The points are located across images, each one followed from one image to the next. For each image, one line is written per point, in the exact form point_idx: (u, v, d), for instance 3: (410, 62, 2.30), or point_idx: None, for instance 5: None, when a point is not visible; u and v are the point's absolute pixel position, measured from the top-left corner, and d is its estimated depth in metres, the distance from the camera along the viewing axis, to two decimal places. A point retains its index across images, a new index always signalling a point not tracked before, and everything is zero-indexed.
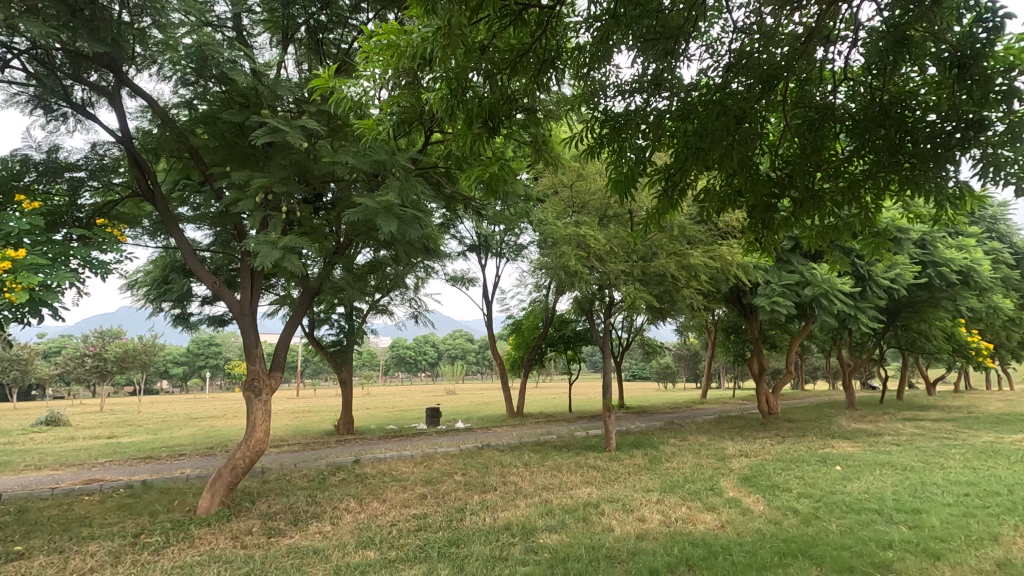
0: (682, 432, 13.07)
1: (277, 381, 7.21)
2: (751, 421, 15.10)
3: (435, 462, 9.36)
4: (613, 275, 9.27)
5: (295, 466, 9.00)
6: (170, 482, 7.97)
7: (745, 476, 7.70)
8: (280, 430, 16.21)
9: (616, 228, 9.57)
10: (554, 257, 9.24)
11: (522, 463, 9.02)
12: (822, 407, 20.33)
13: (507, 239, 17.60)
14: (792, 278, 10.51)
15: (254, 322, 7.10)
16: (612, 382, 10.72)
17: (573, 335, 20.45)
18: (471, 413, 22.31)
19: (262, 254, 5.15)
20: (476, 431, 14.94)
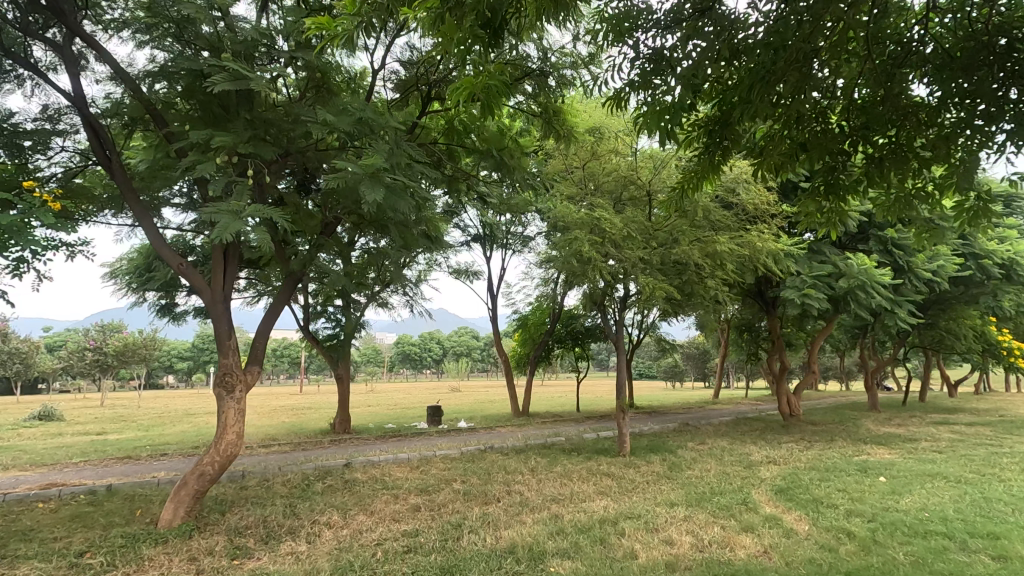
0: (699, 435, 12.20)
1: (254, 377, 6.42)
2: (772, 424, 14.18)
3: (434, 467, 8.55)
4: (630, 263, 8.42)
5: (278, 470, 8.22)
6: (139, 487, 7.21)
7: (780, 488, 6.84)
8: (274, 429, 15.48)
9: (632, 212, 8.73)
10: (565, 243, 8.40)
11: (529, 470, 8.19)
12: (842, 408, 19.40)
13: (513, 229, 16.78)
14: (824, 268, 9.62)
15: (228, 310, 6.31)
16: (625, 381, 9.88)
17: (581, 331, 19.63)
18: (474, 411, 21.53)
19: (221, 224, 4.32)
20: (479, 431, 14.11)
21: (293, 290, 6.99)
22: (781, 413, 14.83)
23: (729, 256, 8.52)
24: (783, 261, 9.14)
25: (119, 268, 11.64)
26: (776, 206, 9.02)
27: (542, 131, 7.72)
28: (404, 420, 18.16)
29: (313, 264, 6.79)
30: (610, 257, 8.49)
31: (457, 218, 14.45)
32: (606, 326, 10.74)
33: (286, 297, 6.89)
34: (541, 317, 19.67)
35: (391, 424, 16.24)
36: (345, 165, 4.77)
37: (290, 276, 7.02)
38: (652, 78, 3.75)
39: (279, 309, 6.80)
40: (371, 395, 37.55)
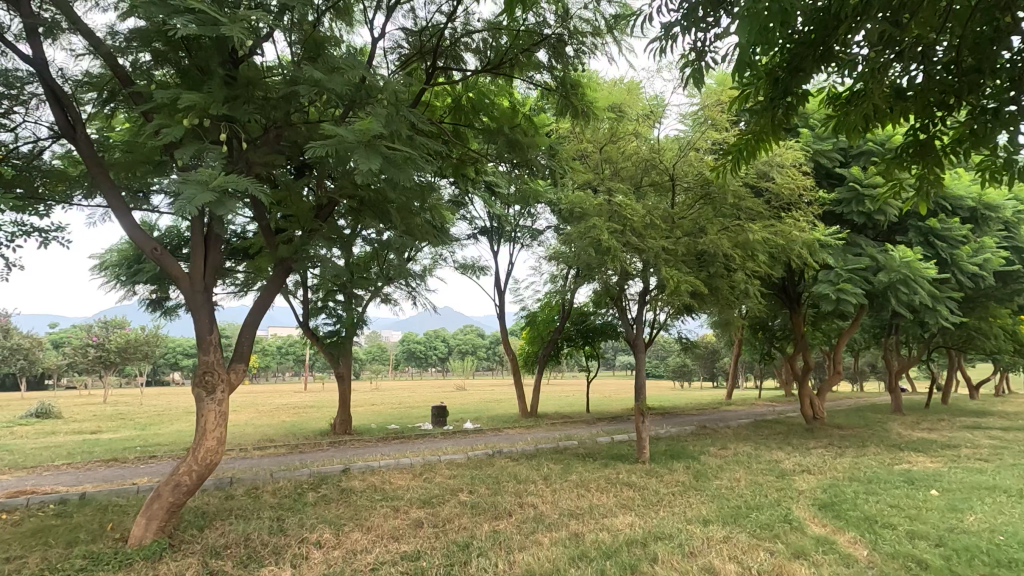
0: (719, 439, 11.50)
1: (239, 377, 5.78)
2: (795, 427, 13.42)
3: (438, 474, 7.88)
4: (654, 254, 7.71)
5: (270, 477, 7.59)
6: (116, 496, 6.60)
7: (824, 502, 6.13)
8: (273, 429, 14.88)
9: (654, 199, 8.05)
10: (582, 230, 7.74)
11: (542, 479, 7.51)
12: (863, 411, 18.61)
13: (522, 220, 16.08)
14: (861, 261, 8.90)
15: (210, 301, 5.65)
16: (645, 382, 9.18)
17: (592, 329, 18.94)
18: (480, 411, 20.84)
19: (183, 196, 3.65)
20: (486, 433, 13.43)
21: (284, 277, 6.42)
22: (804, 416, 14.04)
23: (761, 247, 7.80)
24: (820, 254, 8.40)
25: (109, 261, 11.07)
26: (812, 192, 8.31)
27: (561, 108, 7.07)
28: (408, 420, 17.51)
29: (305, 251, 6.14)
30: (631, 247, 7.80)
31: (465, 209, 13.83)
32: (622, 324, 10.01)
33: (277, 286, 6.32)
34: (550, 314, 19.01)
35: (393, 425, 15.58)
36: (336, 130, 4.14)
37: (280, 264, 6.43)
38: (704, 11, 3.02)
39: (269, 298, 6.21)
40: (375, 394, 36.90)
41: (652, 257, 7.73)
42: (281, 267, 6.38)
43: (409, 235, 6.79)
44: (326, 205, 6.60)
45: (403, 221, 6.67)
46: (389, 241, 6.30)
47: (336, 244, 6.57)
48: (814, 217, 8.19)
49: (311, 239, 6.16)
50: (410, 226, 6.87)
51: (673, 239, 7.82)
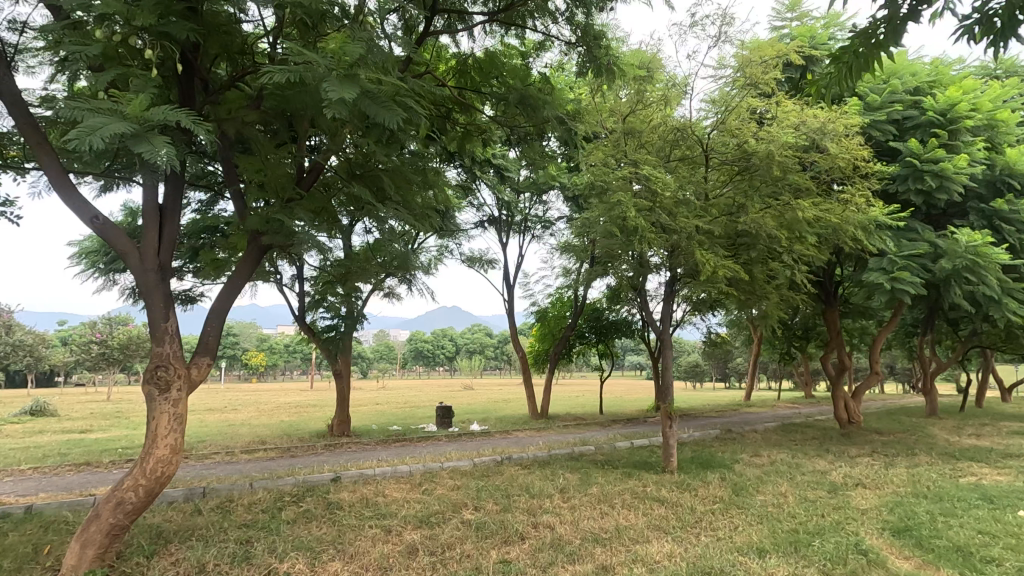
0: (749, 445, 10.49)
1: (202, 373, 4.90)
2: (829, 432, 12.36)
3: (439, 485, 6.94)
4: (687, 237, 6.78)
5: (249, 486, 6.70)
6: (67, 509, 5.72)
7: (896, 527, 5.16)
8: (269, 430, 14.05)
9: (686, 173, 7.11)
10: (606, 207, 6.81)
11: (558, 492, 6.55)
12: (896, 414, 17.48)
13: (533, 208, 15.11)
14: (918, 246, 7.89)
15: (166, 284, 4.72)
16: (672, 381, 8.18)
17: (606, 326, 17.96)
18: (488, 411, 19.83)
19: (88, 121, 2.74)
20: (494, 435, 12.50)
21: (260, 255, 5.42)
22: (838, 420, 12.95)
23: (809, 228, 6.81)
24: (874, 237, 7.42)
25: (85, 247, 10.22)
26: (865, 167, 7.33)
27: (583, 63, 6.14)
28: (412, 420, 16.59)
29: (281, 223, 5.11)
30: (660, 229, 6.87)
31: (472, 195, 12.90)
32: (644, 316, 9.00)
33: (251, 264, 5.36)
34: (562, 310, 18.06)
35: (396, 426, 14.70)
36: (308, 53, 3.31)
37: (253, 240, 5.36)
38: None
39: (242, 277, 5.29)
40: (380, 393, 35.76)
41: (684, 241, 6.80)
42: (256, 244, 5.34)
43: (405, 210, 5.86)
44: (308, 172, 5.61)
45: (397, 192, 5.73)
46: (380, 214, 5.28)
47: (321, 220, 5.63)
48: (870, 194, 7.18)
49: (288, 209, 5.17)
50: (406, 199, 5.97)
51: (709, 220, 6.87)
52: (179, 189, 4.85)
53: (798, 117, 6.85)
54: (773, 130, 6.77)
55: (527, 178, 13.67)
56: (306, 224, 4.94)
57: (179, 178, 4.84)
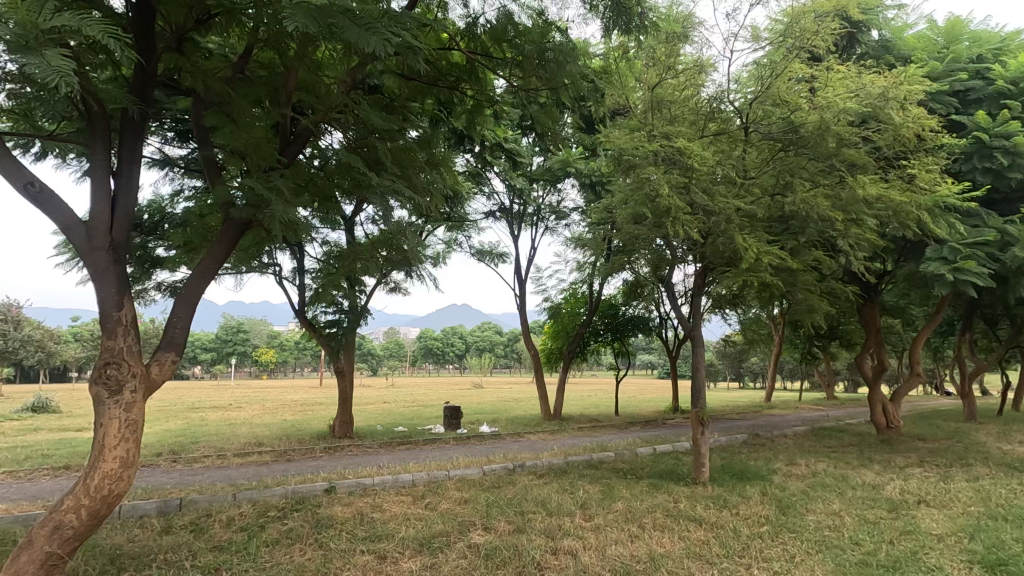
0: (782, 453, 9.62)
1: (164, 372, 4.19)
2: (866, 438, 11.46)
3: (445, 498, 6.16)
4: (726, 218, 5.97)
5: (231, 497, 5.99)
6: (20, 526, 5.03)
7: (989, 562, 4.31)
8: (269, 430, 13.38)
9: (723, 149, 6.31)
10: (633, 184, 6.00)
11: (580, 509, 5.75)
12: (932, 417, 16.45)
13: (545, 197, 14.27)
14: (986, 233, 7.00)
15: (119, 263, 3.99)
16: (704, 384, 7.33)
17: (621, 323, 17.11)
18: (498, 411, 19.03)
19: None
20: (505, 438, 11.72)
21: (236, 235, 4.70)
22: (876, 425, 12.02)
23: (868, 209, 5.96)
24: (935, 220, 6.58)
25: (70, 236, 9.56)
26: (928, 141, 6.49)
27: (610, 16, 5.34)
28: (418, 421, 15.89)
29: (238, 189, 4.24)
30: (695, 209, 6.06)
31: (481, 181, 12.10)
32: (672, 310, 8.13)
33: (226, 245, 4.65)
34: (576, 306, 17.22)
35: (401, 427, 13.98)
36: None
37: (227, 216, 4.63)
38: None
39: (215, 260, 4.59)
40: (389, 390, 35.04)
41: (723, 223, 5.99)
42: (232, 222, 4.63)
43: (404, 179, 5.07)
44: (294, 139, 4.92)
45: (390, 156, 4.95)
46: (372, 179, 4.47)
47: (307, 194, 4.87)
48: (935, 170, 6.32)
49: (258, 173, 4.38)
50: (403, 167, 5.18)
51: (752, 200, 6.06)
52: (136, 154, 4.16)
53: (855, 83, 6.05)
54: (825, 97, 6.00)
55: (540, 165, 12.86)
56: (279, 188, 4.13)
57: (136, 140, 4.15)
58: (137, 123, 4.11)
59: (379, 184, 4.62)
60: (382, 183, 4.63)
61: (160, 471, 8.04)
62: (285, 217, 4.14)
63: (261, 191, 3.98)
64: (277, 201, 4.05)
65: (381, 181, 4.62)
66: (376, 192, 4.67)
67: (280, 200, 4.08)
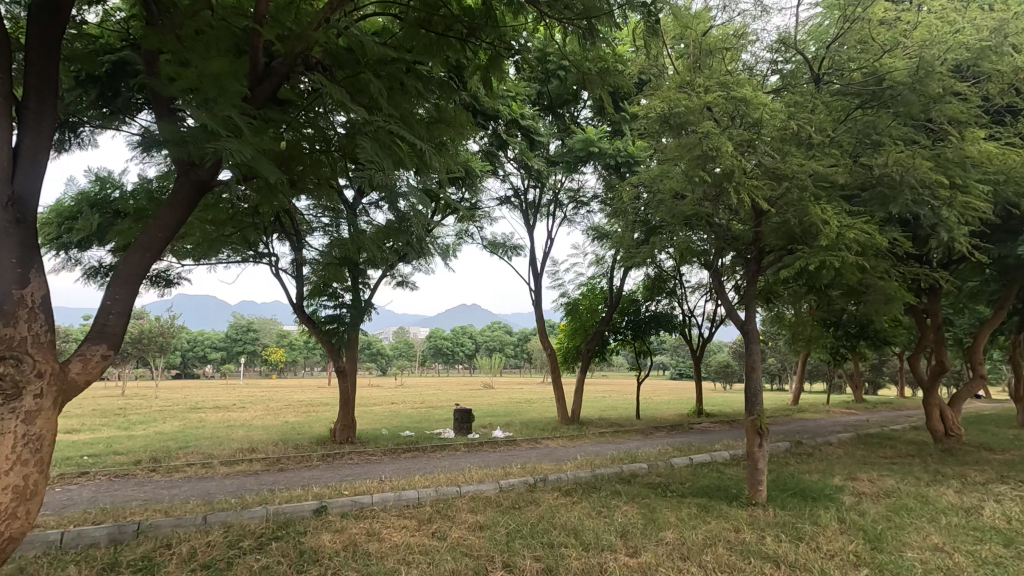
0: (838, 465, 8.48)
1: (91, 370, 3.23)
2: (924, 447, 10.28)
3: (455, 524, 5.14)
4: (799, 185, 4.96)
5: (201, 520, 5.00)
6: None
7: None
8: (266, 434, 12.41)
9: (794, 102, 5.23)
10: (687, 143, 4.95)
11: (621, 541, 4.71)
12: (983, 422, 15.20)
13: (563, 183, 13.19)
14: None
15: (24, 225, 3.00)
16: (760, 386, 6.23)
17: (644, 319, 15.96)
18: (511, 413, 17.97)
19: None
20: (521, 445, 10.68)
21: (194, 199, 3.71)
22: (933, 431, 10.83)
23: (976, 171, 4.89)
24: None
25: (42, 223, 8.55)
26: None
27: None
28: (426, 423, 14.93)
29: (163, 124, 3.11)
30: (763, 174, 5.01)
31: (494, 163, 11.08)
32: (720, 301, 6.99)
33: (180, 211, 3.66)
34: (595, 302, 16.12)
35: (408, 431, 12.94)
36: None
37: (182, 171, 3.64)
38: None
39: (165, 229, 3.59)
40: (396, 390, 33.65)
41: (796, 192, 4.96)
42: (187, 180, 3.63)
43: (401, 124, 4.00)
44: (267, 76, 3.78)
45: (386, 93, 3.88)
46: (360, 112, 3.39)
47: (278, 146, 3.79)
48: None
49: (207, 105, 3.27)
50: (400, 111, 4.12)
51: (832, 162, 5.00)
52: (48, 83, 3.15)
53: (958, 18, 5.15)
54: (930, 33, 5.01)
55: (558, 147, 11.85)
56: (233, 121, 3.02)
57: (47, 66, 3.13)
58: (47, 42, 3.10)
59: (369, 121, 3.54)
60: (375, 119, 3.55)
61: (131, 484, 7.07)
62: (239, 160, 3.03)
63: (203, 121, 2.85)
64: (226, 135, 2.94)
65: (373, 116, 3.55)
66: (366, 133, 3.59)
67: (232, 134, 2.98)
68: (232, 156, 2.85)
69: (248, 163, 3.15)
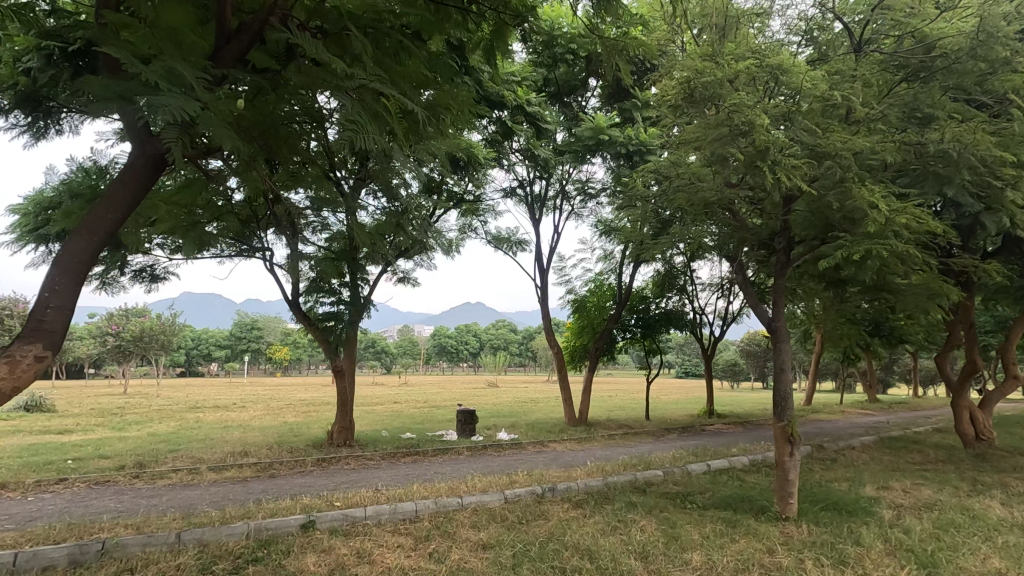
0: (866, 472, 7.93)
1: (24, 375, 2.74)
2: (954, 452, 9.71)
3: (455, 542, 4.64)
4: (843, 164, 4.44)
5: (173, 538, 4.49)
6: None
7: None
8: (261, 436, 11.94)
9: (833, 73, 4.74)
10: (716, 118, 4.44)
11: (642, 564, 4.20)
12: (1008, 424, 14.57)
13: (570, 174, 12.66)
14: None
15: None
16: (790, 388, 5.67)
17: (653, 317, 15.39)
18: (516, 414, 17.47)
19: None
20: (527, 449, 10.16)
21: (151, 174, 3.19)
22: (961, 435, 10.25)
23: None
24: None
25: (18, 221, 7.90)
26: None
27: None
28: (427, 424, 14.42)
29: (100, 78, 2.60)
30: (801, 152, 4.49)
31: (500, 152, 10.55)
32: (745, 297, 6.44)
33: (134, 189, 3.14)
34: (602, 299, 15.58)
35: (409, 433, 12.43)
36: None
37: (136, 142, 3.12)
38: None
39: (116, 210, 3.09)
40: (398, 389, 33.23)
41: (839, 171, 4.44)
42: (142, 153, 3.11)
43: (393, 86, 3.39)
44: (237, 33, 3.23)
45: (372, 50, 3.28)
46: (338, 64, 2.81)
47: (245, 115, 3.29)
48: None
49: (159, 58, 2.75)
50: (390, 73, 3.50)
51: (878, 138, 4.49)
52: None
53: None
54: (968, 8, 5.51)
55: (566, 137, 11.33)
56: (182, 77, 2.51)
57: None
58: None
59: (350, 77, 2.96)
60: (356, 76, 2.96)
61: (108, 493, 6.58)
62: (189, 122, 2.53)
63: (143, 76, 2.36)
64: (172, 89, 2.43)
65: (354, 72, 2.96)
66: (347, 92, 3.02)
67: (181, 91, 2.48)
68: (173, 113, 2.33)
69: (203, 127, 2.65)
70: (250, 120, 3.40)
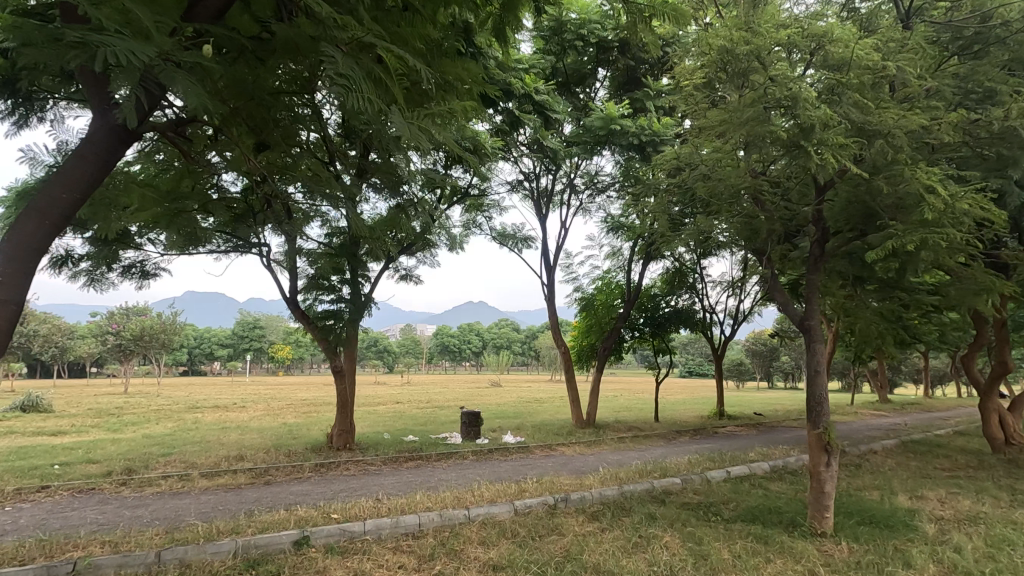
0: (895, 479, 7.48)
1: None
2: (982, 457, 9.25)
3: (463, 563, 4.21)
4: (894, 143, 4.01)
5: (153, 558, 4.06)
6: None
7: None
8: (258, 439, 11.53)
9: (880, 43, 4.31)
10: (755, 92, 4.00)
11: None
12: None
13: (578, 168, 12.20)
14: None
15: None
16: (825, 390, 5.21)
17: (662, 316, 14.94)
18: (521, 415, 17.05)
19: None
20: (534, 453, 9.74)
21: (116, 149, 2.75)
22: (990, 440, 9.78)
23: None
24: None
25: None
26: None
27: None
28: (430, 426, 13.96)
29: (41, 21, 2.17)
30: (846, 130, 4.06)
31: (507, 143, 10.10)
32: (774, 293, 5.99)
33: (96, 164, 2.70)
34: (611, 297, 15.13)
35: (411, 435, 12.00)
36: None
37: (98, 110, 2.68)
38: None
39: (72, 188, 2.64)
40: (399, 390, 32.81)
41: (890, 150, 4.01)
42: (102, 123, 2.67)
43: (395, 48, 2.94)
44: None
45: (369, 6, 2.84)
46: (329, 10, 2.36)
47: (221, 78, 2.84)
48: None
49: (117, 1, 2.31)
50: (393, 33, 3.04)
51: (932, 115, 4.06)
52: None
53: None
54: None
55: (576, 128, 10.87)
56: (138, 20, 2.08)
57: None
58: None
59: (345, 28, 2.52)
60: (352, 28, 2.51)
61: (91, 502, 6.16)
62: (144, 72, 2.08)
63: (84, 13, 1.92)
64: (123, 32, 1.99)
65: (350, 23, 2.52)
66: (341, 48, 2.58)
67: (134, 36, 2.04)
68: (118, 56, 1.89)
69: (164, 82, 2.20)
70: (227, 84, 2.95)
